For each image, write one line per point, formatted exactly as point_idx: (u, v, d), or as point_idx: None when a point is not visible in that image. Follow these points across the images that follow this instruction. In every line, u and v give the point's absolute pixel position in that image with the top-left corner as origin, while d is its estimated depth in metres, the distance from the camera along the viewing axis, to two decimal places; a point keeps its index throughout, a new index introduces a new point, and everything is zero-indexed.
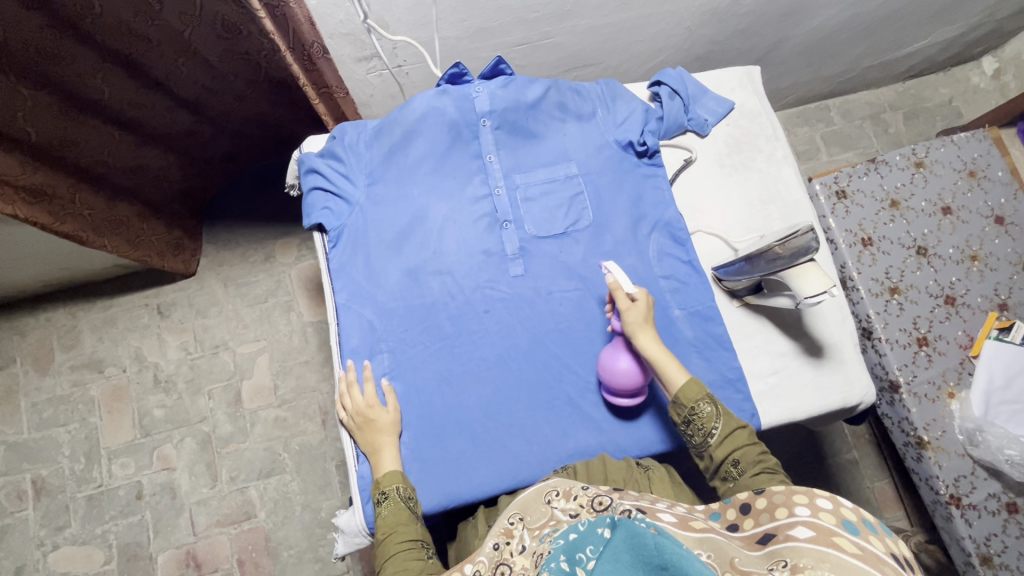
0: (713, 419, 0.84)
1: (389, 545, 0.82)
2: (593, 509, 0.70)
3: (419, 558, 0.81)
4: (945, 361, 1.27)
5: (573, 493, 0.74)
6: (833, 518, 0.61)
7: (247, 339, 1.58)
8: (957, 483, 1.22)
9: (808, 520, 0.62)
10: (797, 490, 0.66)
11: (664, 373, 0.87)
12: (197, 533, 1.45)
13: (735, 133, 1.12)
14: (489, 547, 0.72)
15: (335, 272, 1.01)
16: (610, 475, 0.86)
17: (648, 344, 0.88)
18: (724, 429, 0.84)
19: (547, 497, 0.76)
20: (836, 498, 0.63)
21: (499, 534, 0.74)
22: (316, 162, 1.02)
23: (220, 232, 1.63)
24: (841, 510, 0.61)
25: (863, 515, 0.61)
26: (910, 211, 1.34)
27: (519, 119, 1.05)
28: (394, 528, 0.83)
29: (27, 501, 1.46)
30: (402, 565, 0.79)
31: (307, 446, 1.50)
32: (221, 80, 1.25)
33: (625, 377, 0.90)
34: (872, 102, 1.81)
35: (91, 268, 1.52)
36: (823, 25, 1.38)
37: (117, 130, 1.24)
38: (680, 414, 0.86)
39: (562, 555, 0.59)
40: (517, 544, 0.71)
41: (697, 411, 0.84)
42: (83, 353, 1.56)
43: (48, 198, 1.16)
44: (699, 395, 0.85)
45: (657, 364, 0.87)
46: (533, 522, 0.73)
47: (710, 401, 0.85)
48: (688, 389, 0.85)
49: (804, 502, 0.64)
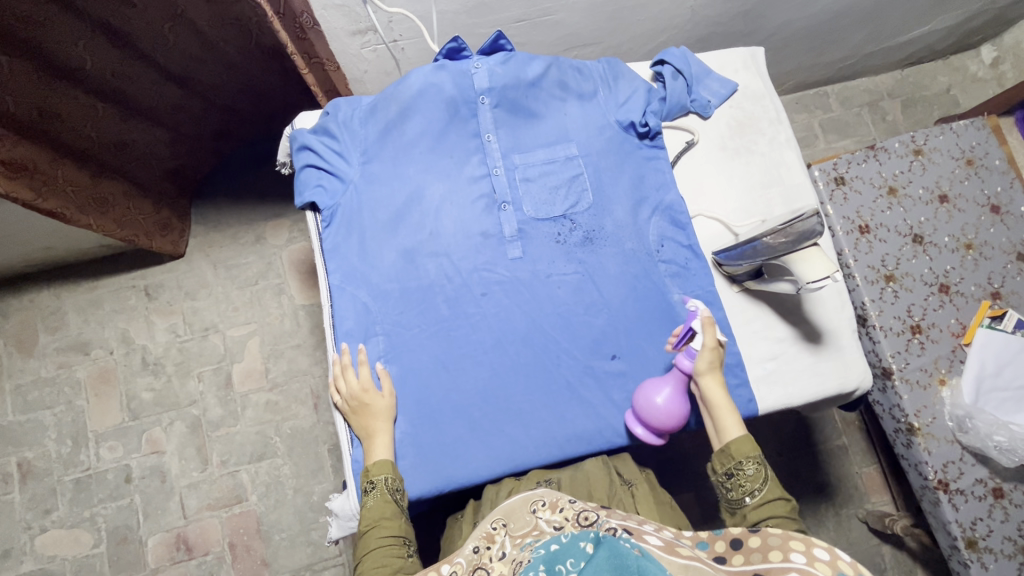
0: (757, 481, 0.83)
1: (372, 538, 0.81)
2: (579, 524, 0.71)
3: (400, 556, 0.81)
4: (937, 349, 1.27)
5: (559, 504, 0.74)
6: (829, 569, 0.61)
7: (238, 322, 1.55)
8: (946, 469, 1.23)
9: (802, 568, 0.62)
10: (794, 535, 0.66)
11: (720, 421, 0.87)
12: (188, 516, 1.44)
13: (738, 115, 1.10)
14: (469, 550, 0.71)
15: (329, 252, 0.99)
16: (595, 492, 0.85)
17: (713, 390, 0.87)
18: (765, 494, 0.83)
19: (532, 506, 0.74)
20: (835, 549, 0.62)
21: (480, 538, 0.72)
22: (310, 138, 0.99)
23: (209, 212, 1.60)
24: (839, 563, 0.61)
25: (863, 572, 0.60)
26: (908, 199, 1.34)
27: (519, 96, 1.03)
28: (377, 521, 0.82)
29: (13, 484, 1.44)
30: (382, 561, 0.79)
31: (299, 430, 1.48)
32: (210, 47, 1.21)
33: (667, 414, 0.87)
34: (871, 89, 1.80)
35: (76, 247, 1.48)
36: (828, 9, 1.36)
37: (101, 103, 1.19)
38: (723, 464, 0.85)
39: (541, 565, 0.59)
40: (497, 550, 0.70)
41: (741, 468, 0.84)
42: (69, 334, 1.53)
43: (29, 172, 1.11)
44: (750, 453, 0.84)
45: (716, 410, 0.87)
46: (517, 530, 0.72)
47: (759, 463, 0.84)
48: (740, 444, 0.85)
49: (800, 549, 0.64)
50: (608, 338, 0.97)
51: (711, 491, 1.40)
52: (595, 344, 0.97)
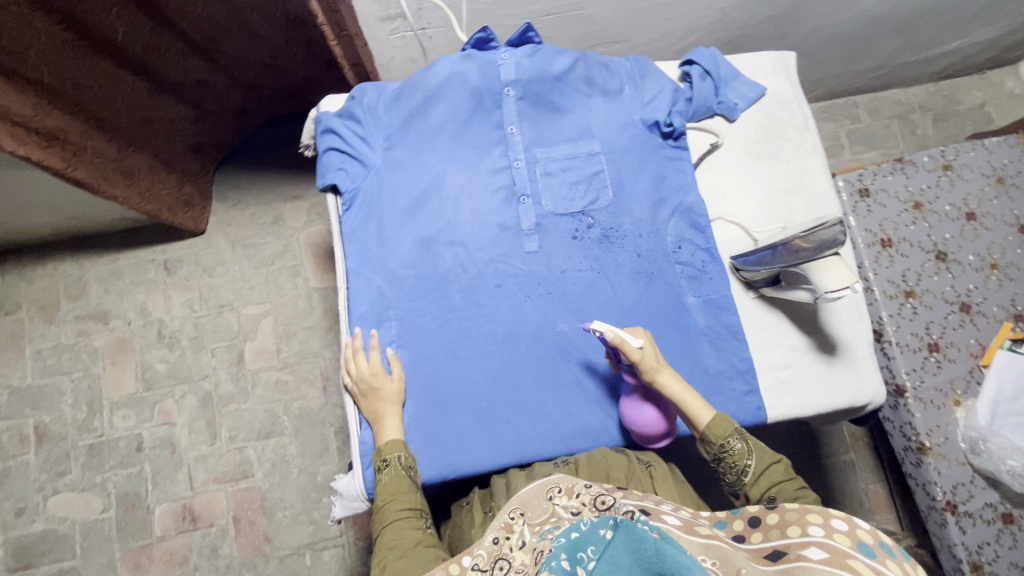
0: (745, 455, 0.85)
1: (390, 512, 0.83)
2: (596, 508, 0.71)
3: (418, 528, 0.82)
4: (954, 368, 1.25)
5: (575, 490, 0.74)
6: (848, 540, 0.60)
7: (253, 300, 1.57)
8: (955, 491, 1.21)
9: (822, 541, 0.61)
10: (811, 509, 0.65)
11: (690, 412, 0.87)
12: (195, 488, 1.47)
13: (765, 120, 1.09)
14: (489, 541, 0.70)
15: (347, 235, 0.99)
16: (612, 473, 0.87)
17: (671, 384, 0.87)
18: (758, 464, 0.85)
19: (548, 493, 0.74)
20: (852, 519, 0.62)
21: (499, 529, 0.71)
22: (334, 122, 1.00)
23: (230, 190, 1.61)
24: (858, 533, 0.61)
25: (881, 538, 0.61)
26: (933, 214, 1.31)
27: (544, 90, 1.03)
28: (394, 495, 0.84)
29: (29, 445, 1.48)
30: (401, 533, 0.81)
31: (307, 411, 1.50)
32: (235, 16, 1.21)
33: (661, 419, 0.89)
34: (902, 101, 1.76)
35: (101, 219, 1.51)
36: (863, 15, 1.33)
37: (131, 76, 1.22)
38: (710, 451, 0.86)
39: (563, 554, 0.59)
40: (517, 539, 0.70)
41: (727, 449, 0.85)
42: (89, 303, 1.56)
43: (60, 142, 1.15)
44: (729, 432, 0.86)
45: (682, 404, 0.87)
46: (535, 518, 0.72)
47: (740, 436, 0.86)
48: (716, 427, 0.86)
49: (818, 522, 0.63)
50: None
51: (714, 495, 1.40)
52: None
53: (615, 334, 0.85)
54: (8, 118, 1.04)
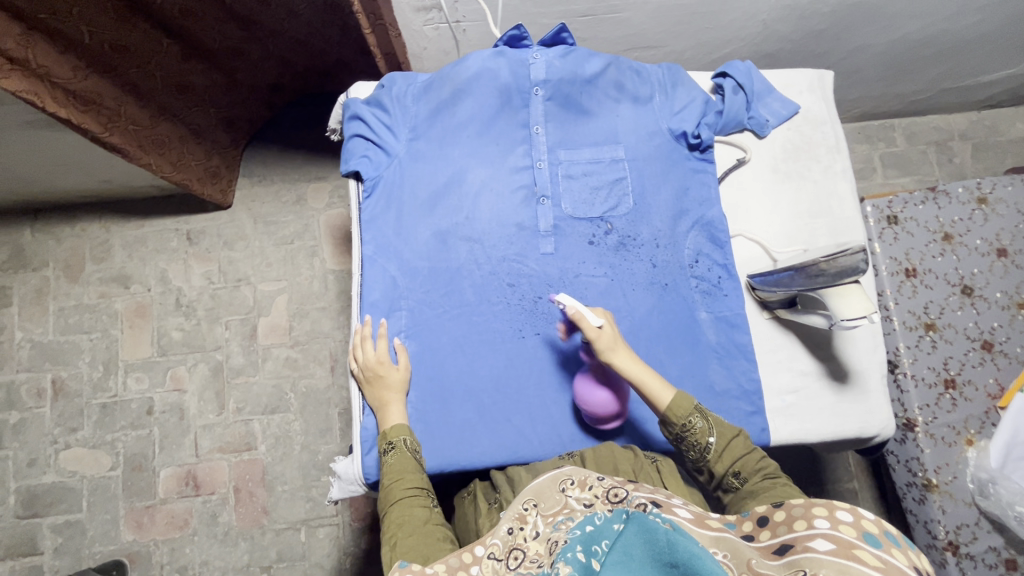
0: (707, 432, 0.82)
1: (396, 490, 0.81)
2: (609, 501, 0.67)
3: (426, 506, 0.80)
4: (969, 407, 1.22)
5: (588, 482, 0.70)
6: (853, 531, 0.58)
7: (269, 277, 1.59)
8: (958, 531, 1.19)
9: (827, 533, 0.59)
10: (816, 502, 0.62)
11: (647, 393, 0.84)
12: (200, 455, 1.50)
13: (796, 139, 1.07)
14: (503, 531, 0.69)
15: (365, 222, 1.00)
16: (619, 466, 0.85)
17: (628, 365, 0.85)
18: (721, 439, 0.81)
19: (561, 485, 0.71)
20: (856, 510, 0.60)
21: (513, 519, 0.69)
22: (361, 109, 1.00)
23: (256, 167, 1.64)
24: (863, 523, 0.59)
25: (885, 527, 0.59)
26: (963, 247, 1.27)
27: (574, 92, 1.02)
28: (401, 474, 0.83)
29: (46, 399, 1.53)
30: (409, 510, 0.79)
31: (313, 389, 1.53)
32: None
33: (614, 400, 0.89)
34: (941, 128, 1.72)
35: (130, 185, 1.54)
36: (909, 37, 1.29)
37: (165, 37, 1.23)
38: (672, 431, 0.83)
39: (578, 546, 0.59)
40: (531, 530, 0.67)
41: (689, 427, 0.82)
42: (113, 266, 1.60)
43: (96, 107, 1.17)
44: (689, 410, 0.83)
45: (639, 384, 0.85)
46: (548, 509, 0.69)
47: (701, 413, 0.83)
48: (676, 406, 0.83)
49: (823, 514, 0.61)
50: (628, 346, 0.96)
51: None
52: None
53: (573, 308, 0.86)
54: (48, 79, 1.06)
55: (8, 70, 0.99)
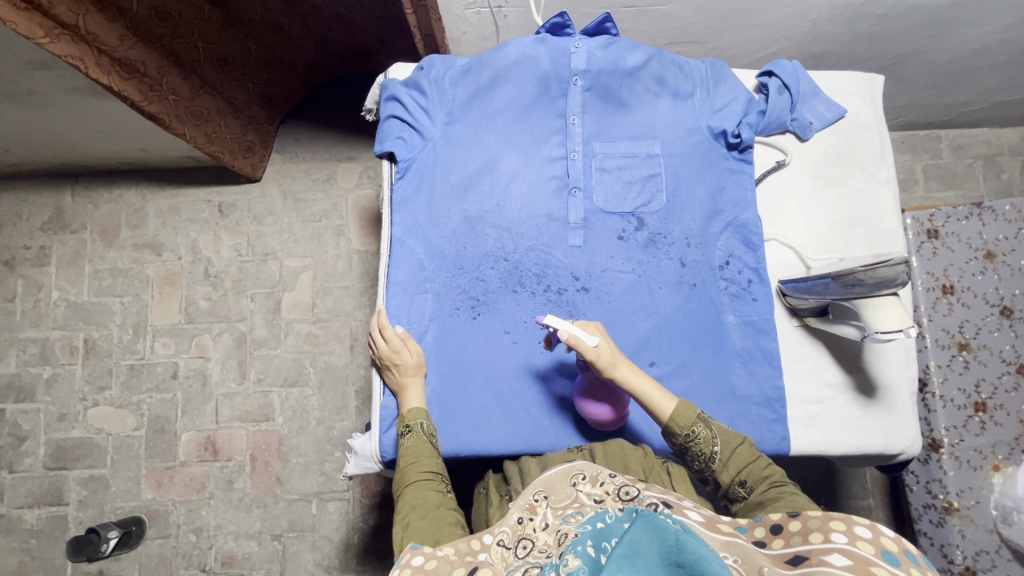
0: (710, 442, 0.81)
1: (411, 472, 0.82)
2: (620, 499, 0.67)
3: (439, 490, 0.81)
4: (999, 432, 1.18)
5: (600, 478, 0.70)
6: (871, 548, 0.56)
7: (296, 253, 1.62)
8: (976, 557, 1.16)
9: (844, 548, 0.57)
10: (834, 515, 0.60)
11: (649, 404, 0.83)
12: (220, 422, 1.54)
13: (839, 144, 1.04)
14: (513, 520, 0.69)
15: (396, 204, 1.00)
16: (630, 465, 0.84)
17: (629, 377, 0.84)
18: (724, 449, 0.80)
19: (572, 479, 0.71)
20: (876, 526, 0.58)
21: (523, 509, 0.69)
22: (399, 90, 1.00)
23: (289, 144, 1.66)
24: (882, 540, 0.57)
25: (905, 546, 0.57)
26: (1005, 267, 1.22)
27: (613, 84, 1.01)
28: (417, 458, 0.84)
29: (78, 357, 1.58)
30: (422, 493, 0.80)
31: (332, 366, 1.55)
32: None
33: (614, 410, 0.89)
34: (990, 142, 1.65)
35: (168, 155, 1.57)
36: (965, 46, 1.24)
37: (207, 5, 1.25)
38: (676, 441, 0.82)
39: (588, 540, 0.58)
40: (540, 521, 0.68)
41: (693, 437, 0.81)
42: (146, 233, 1.64)
43: (139, 75, 1.18)
44: (692, 419, 0.82)
45: (640, 397, 0.83)
46: (558, 502, 0.69)
47: (703, 423, 0.82)
48: (679, 415, 0.82)
49: (840, 529, 0.59)
50: (652, 343, 0.95)
51: None
52: (636, 347, 0.95)
53: (569, 334, 0.81)
54: (96, 46, 1.08)
55: (57, 34, 1.01)
